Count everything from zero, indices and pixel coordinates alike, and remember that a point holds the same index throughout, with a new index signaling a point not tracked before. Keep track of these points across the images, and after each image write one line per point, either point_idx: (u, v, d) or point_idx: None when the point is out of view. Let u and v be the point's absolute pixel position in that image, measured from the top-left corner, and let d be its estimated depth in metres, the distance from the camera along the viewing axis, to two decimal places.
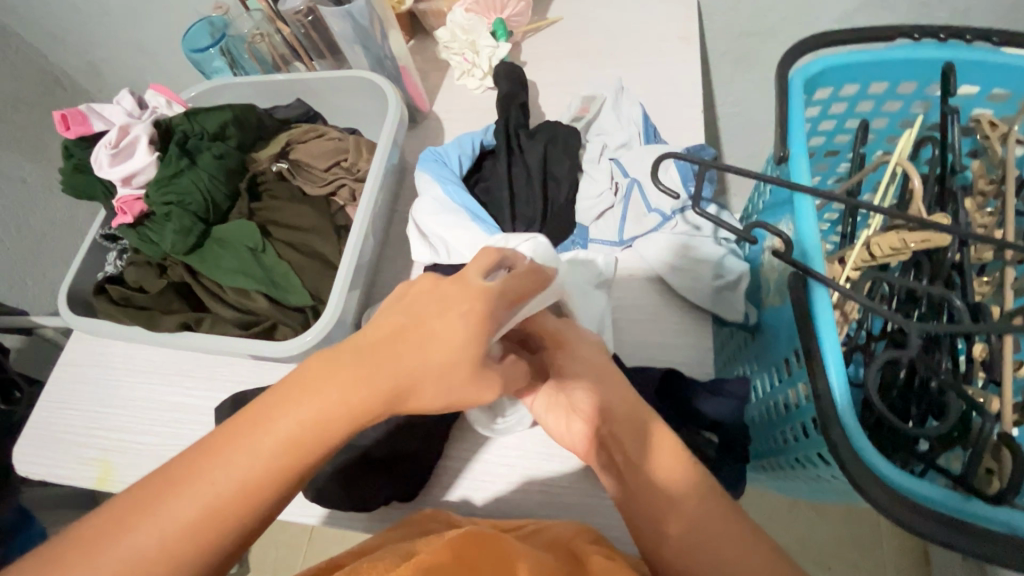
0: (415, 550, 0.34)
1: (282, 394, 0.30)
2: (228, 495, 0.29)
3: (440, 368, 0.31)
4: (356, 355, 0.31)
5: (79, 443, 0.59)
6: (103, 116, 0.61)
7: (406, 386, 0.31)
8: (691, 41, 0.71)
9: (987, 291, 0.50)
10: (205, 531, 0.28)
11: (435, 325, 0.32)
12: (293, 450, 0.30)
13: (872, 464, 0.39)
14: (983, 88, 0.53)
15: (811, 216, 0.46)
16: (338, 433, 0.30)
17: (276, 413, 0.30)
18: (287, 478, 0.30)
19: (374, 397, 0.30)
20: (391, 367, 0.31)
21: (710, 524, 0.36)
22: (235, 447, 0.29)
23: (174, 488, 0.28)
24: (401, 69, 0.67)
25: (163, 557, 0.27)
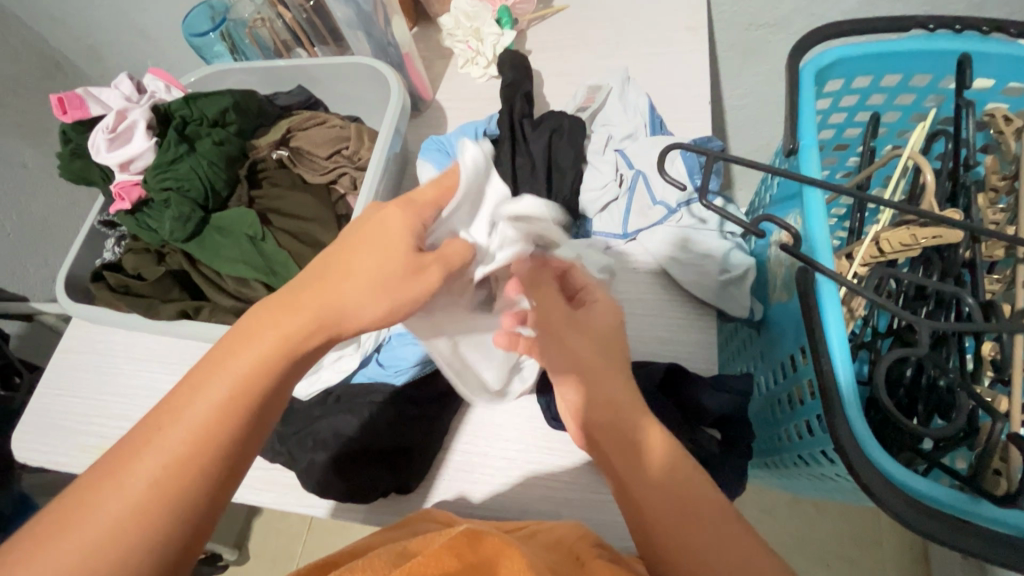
0: (411, 550, 0.34)
1: (232, 342, 0.34)
2: (198, 439, 0.31)
3: (365, 282, 0.34)
4: (292, 292, 0.35)
5: (78, 430, 0.59)
6: (101, 99, 0.61)
7: (337, 302, 0.34)
8: (700, 31, 0.70)
9: (997, 289, 0.49)
10: (179, 475, 0.31)
11: (358, 245, 0.35)
12: (243, 389, 0.33)
13: (876, 461, 0.38)
14: (998, 82, 0.52)
15: (820, 210, 0.45)
16: (287, 360, 0.34)
17: (228, 359, 0.33)
18: (241, 416, 0.32)
19: (310, 319, 0.34)
20: (319, 292, 0.34)
21: (672, 499, 0.37)
22: (197, 395, 0.32)
23: (147, 440, 0.31)
24: (405, 56, 0.66)
25: (143, 505, 0.30)
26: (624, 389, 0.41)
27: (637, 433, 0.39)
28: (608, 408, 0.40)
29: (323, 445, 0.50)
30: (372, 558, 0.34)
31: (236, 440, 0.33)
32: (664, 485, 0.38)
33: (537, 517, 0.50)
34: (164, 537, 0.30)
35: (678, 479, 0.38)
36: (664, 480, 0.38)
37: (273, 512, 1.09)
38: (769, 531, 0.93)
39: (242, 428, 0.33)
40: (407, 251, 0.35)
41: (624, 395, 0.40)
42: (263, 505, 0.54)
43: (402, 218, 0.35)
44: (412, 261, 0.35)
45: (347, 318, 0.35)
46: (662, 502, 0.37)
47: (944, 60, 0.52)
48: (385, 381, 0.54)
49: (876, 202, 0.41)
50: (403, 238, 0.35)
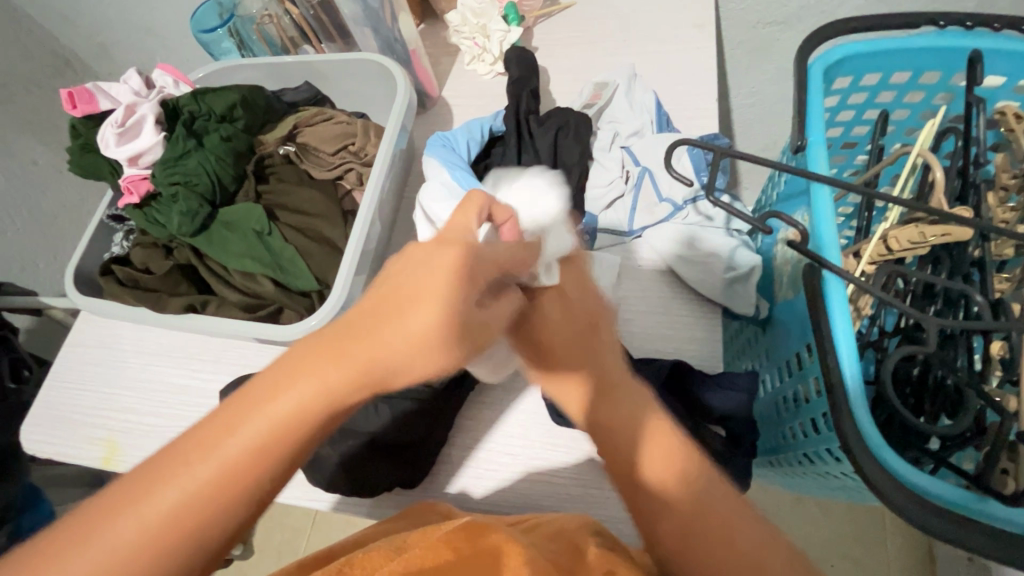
0: (410, 543, 0.34)
1: (272, 380, 0.31)
2: (219, 484, 0.29)
3: (419, 339, 0.32)
4: (341, 334, 0.32)
5: (86, 423, 0.59)
6: (110, 94, 0.61)
7: (384, 359, 0.32)
8: (706, 29, 0.70)
9: (1006, 288, 0.49)
10: (191, 518, 0.28)
11: (420, 287, 0.33)
12: (274, 437, 0.30)
13: (885, 462, 0.38)
14: (1010, 79, 0.51)
15: (828, 208, 0.45)
16: (324, 414, 0.31)
17: (266, 398, 0.30)
18: (266, 468, 0.30)
19: (355, 376, 0.31)
20: (371, 340, 0.32)
21: (703, 533, 0.35)
22: (224, 434, 0.29)
23: (163, 476, 0.28)
24: (411, 53, 0.66)
25: (152, 544, 0.27)
26: (626, 389, 0.40)
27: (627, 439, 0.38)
28: (608, 411, 0.39)
29: (328, 439, 0.50)
30: (372, 550, 0.34)
31: (258, 494, 0.30)
32: (692, 497, 0.36)
33: (540, 512, 0.50)
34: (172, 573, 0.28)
35: (710, 500, 0.36)
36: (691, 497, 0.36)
37: (277, 507, 1.10)
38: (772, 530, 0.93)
39: (266, 479, 0.30)
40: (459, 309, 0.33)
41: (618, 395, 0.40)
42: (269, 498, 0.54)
43: (462, 271, 0.33)
44: (467, 320, 0.33)
45: (393, 375, 0.33)
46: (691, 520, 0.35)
47: (955, 57, 0.51)
48: None
49: (884, 199, 0.41)
50: (461, 287, 0.33)
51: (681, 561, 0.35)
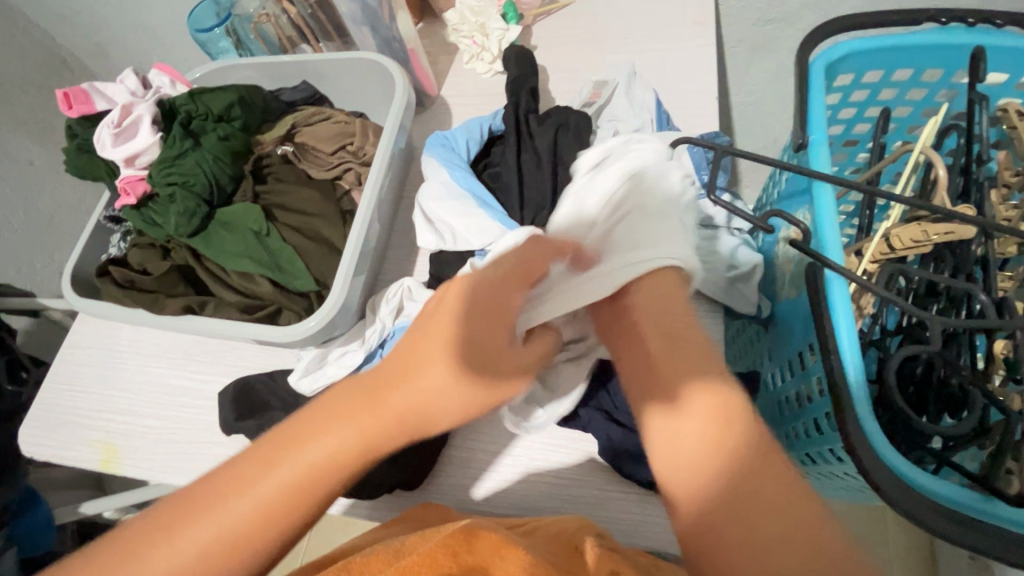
0: (408, 548, 0.33)
1: (309, 423, 0.34)
2: (256, 519, 0.31)
3: (448, 376, 0.35)
4: (372, 380, 0.36)
5: (84, 425, 0.59)
6: (106, 95, 0.61)
7: (415, 404, 0.34)
8: (707, 27, 0.70)
9: (1009, 286, 0.49)
10: (231, 549, 0.31)
11: (442, 325, 0.36)
12: (316, 474, 0.32)
13: (891, 463, 0.38)
14: (1012, 76, 0.51)
15: (830, 206, 0.45)
16: (357, 458, 0.33)
17: (302, 441, 0.33)
18: (310, 500, 0.32)
19: (387, 422, 0.34)
20: (407, 389, 0.35)
21: (727, 537, 0.31)
22: (261, 472, 0.32)
23: (206, 508, 0.31)
24: (409, 51, 0.66)
25: (197, 566, 0.30)
26: (678, 356, 0.37)
27: (648, 408, 0.36)
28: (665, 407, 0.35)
29: None
30: (371, 555, 0.34)
31: (306, 519, 0.33)
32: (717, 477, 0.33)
33: (540, 513, 0.50)
34: None
35: (735, 491, 0.32)
36: (717, 480, 0.32)
37: None
38: None
39: (301, 514, 0.32)
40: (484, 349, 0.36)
41: (662, 363, 0.37)
42: None
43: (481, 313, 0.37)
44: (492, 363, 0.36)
45: (431, 420, 0.35)
46: (715, 507, 0.32)
47: (956, 54, 0.51)
48: None
49: (886, 197, 0.41)
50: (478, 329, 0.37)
51: (697, 548, 0.32)
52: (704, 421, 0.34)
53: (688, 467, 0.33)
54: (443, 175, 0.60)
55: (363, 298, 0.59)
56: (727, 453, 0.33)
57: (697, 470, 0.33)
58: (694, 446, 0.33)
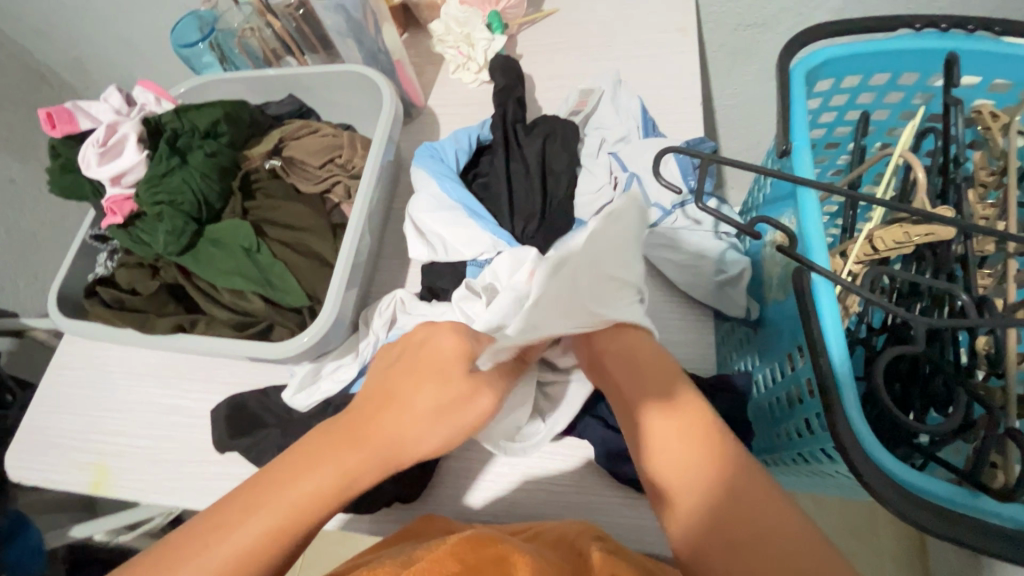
0: (415, 558, 0.34)
1: (290, 466, 0.35)
2: (236, 564, 0.32)
3: (424, 413, 0.38)
4: (349, 420, 0.38)
5: (74, 447, 0.58)
6: (90, 113, 0.60)
7: (395, 440, 0.37)
8: (689, 33, 0.71)
9: (988, 284, 0.50)
10: None
11: (418, 367, 0.39)
12: (287, 522, 0.34)
13: (880, 462, 0.38)
14: (984, 78, 0.53)
15: (814, 210, 0.46)
16: (339, 498, 0.35)
17: (282, 485, 0.34)
18: (283, 546, 0.33)
19: (367, 460, 0.36)
20: (385, 424, 0.37)
21: (723, 536, 0.33)
22: (240, 519, 0.33)
23: (185, 557, 0.32)
24: (395, 63, 0.67)
25: None
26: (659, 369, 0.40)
27: (640, 421, 0.38)
28: (654, 415, 0.38)
29: None
30: (379, 567, 0.34)
31: (273, 567, 0.34)
32: (694, 485, 0.35)
33: (540, 520, 0.50)
34: None
35: (723, 496, 0.34)
36: (697, 490, 0.35)
37: None
38: None
39: (282, 554, 0.34)
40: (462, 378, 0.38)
41: (637, 386, 0.40)
42: None
43: (461, 344, 0.39)
44: (470, 389, 0.38)
45: (409, 451, 0.37)
46: (700, 514, 0.34)
47: (931, 58, 0.52)
48: None
49: (865, 200, 0.42)
50: (457, 360, 0.39)
51: (701, 556, 0.33)
52: (674, 433, 0.36)
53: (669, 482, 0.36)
54: (431, 185, 0.60)
55: (354, 312, 0.59)
56: (705, 460, 0.35)
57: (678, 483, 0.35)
58: (673, 462, 0.36)
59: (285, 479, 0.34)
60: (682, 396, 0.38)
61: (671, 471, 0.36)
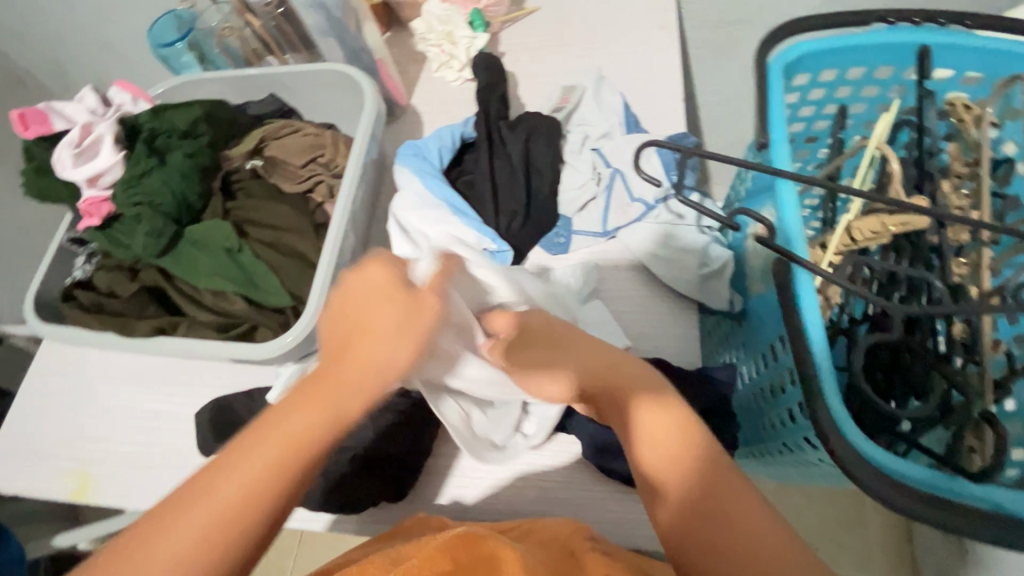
0: (405, 554, 0.34)
1: (282, 409, 0.33)
2: (243, 502, 0.30)
3: (387, 339, 0.35)
4: (329, 360, 0.36)
5: (55, 455, 0.57)
6: (64, 114, 0.59)
7: (370, 369, 0.35)
8: (670, 30, 0.71)
9: (964, 272, 0.51)
10: (217, 541, 0.29)
11: (364, 297, 0.36)
12: (280, 460, 0.31)
13: (857, 444, 0.39)
14: (956, 71, 0.54)
15: (793, 203, 0.46)
16: (333, 432, 0.33)
17: (277, 424, 0.32)
18: (287, 482, 0.31)
19: (351, 393, 0.34)
20: (357, 358, 0.35)
21: (714, 525, 0.33)
22: (236, 464, 0.31)
23: (185, 508, 0.30)
24: (378, 62, 0.67)
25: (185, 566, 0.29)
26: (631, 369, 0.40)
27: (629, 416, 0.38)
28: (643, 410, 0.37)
29: None
30: (369, 563, 0.34)
31: (285, 500, 0.32)
32: (682, 496, 0.34)
33: (529, 517, 0.50)
34: None
35: (714, 483, 0.34)
36: (687, 488, 0.34)
37: None
38: None
39: (290, 490, 0.32)
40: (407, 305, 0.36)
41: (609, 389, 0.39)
42: None
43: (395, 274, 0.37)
44: (417, 313, 0.37)
45: (385, 378, 0.35)
46: (690, 501, 0.34)
47: (906, 51, 0.53)
48: None
49: (845, 191, 0.42)
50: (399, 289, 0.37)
51: (689, 548, 0.33)
52: (654, 444, 0.36)
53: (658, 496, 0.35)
54: (415, 183, 0.60)
55: None
56: (693, 450, 0.36)
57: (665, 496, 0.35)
58: (661, 473, 0.35)
59: (276, 421, 0.32)
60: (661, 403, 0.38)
61: (659, 483, 0.35)
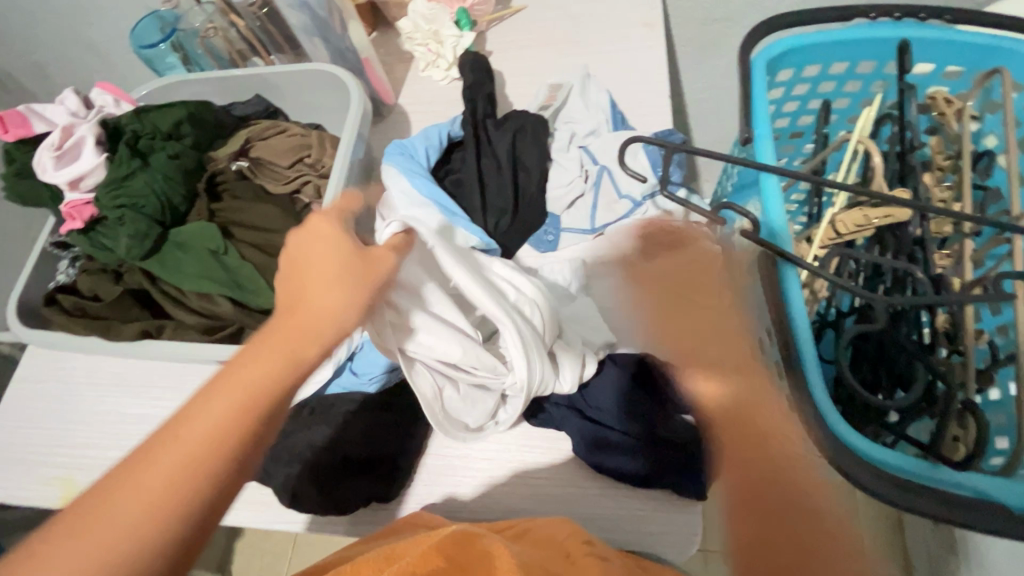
0: (399, 551, 0.33)
1: (239, 359, 0.34)
2: (208, 442, 0.31)
3: (337, 283, 0.37)
4: (280, 313, 0.37)
5: (37, 462, 0.56)
6: (44, 116, 0.58)
7: (322, 314, 0.36)
8: (655, 27, 0.71)
9: (948, 264, 0.51)
10: (186, 483, 0.30)
11: (314, 250, 0.38)
12: (240, 405, 0.32)
13: (841, 435, 0.39)
14: (936, 65, 0.55)
15: (777, 196, 0.47)
16: (290, 374, 0.34)
17: (235, 371, 0.33)
18: (249, 422, 0.32)
19: (305, 337, 0.35)
20: (310, 305, 0.36)
21: None
22: (198, 410, 0.32)
23: (151, 456, 0.30)
24: (363, 61, 0.66)
25: (152, 511, 0.29)
26: None
27: None
28: None
29: (296, 457, 0.50)
30: (362, 561, 0.33)
31: (252, 441, 0.33)
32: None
33: (521, 515, 0.50)
34: (169, 540, 0.30)
35: None
36: None
37: (256, 533, 1.06)
38: None
39: (254, 431, 0.33)
40: (353, 251, 0.38)
41: None
42: (244, 525, 0.53)
43: (341, 227, 0.39)
44: (365, 259, 0.38)
45: (337, 323, 0.36)
46: None
47: (887, 46, 0.54)
48: (360, 390, 0.53)
49: (830, 186, 0.42)
50: (347, 239, 0.39)
51: None
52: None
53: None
54: (401, 182, 0.60)
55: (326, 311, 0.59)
56: None
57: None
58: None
59: (235, 368, 0.33)
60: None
61: None
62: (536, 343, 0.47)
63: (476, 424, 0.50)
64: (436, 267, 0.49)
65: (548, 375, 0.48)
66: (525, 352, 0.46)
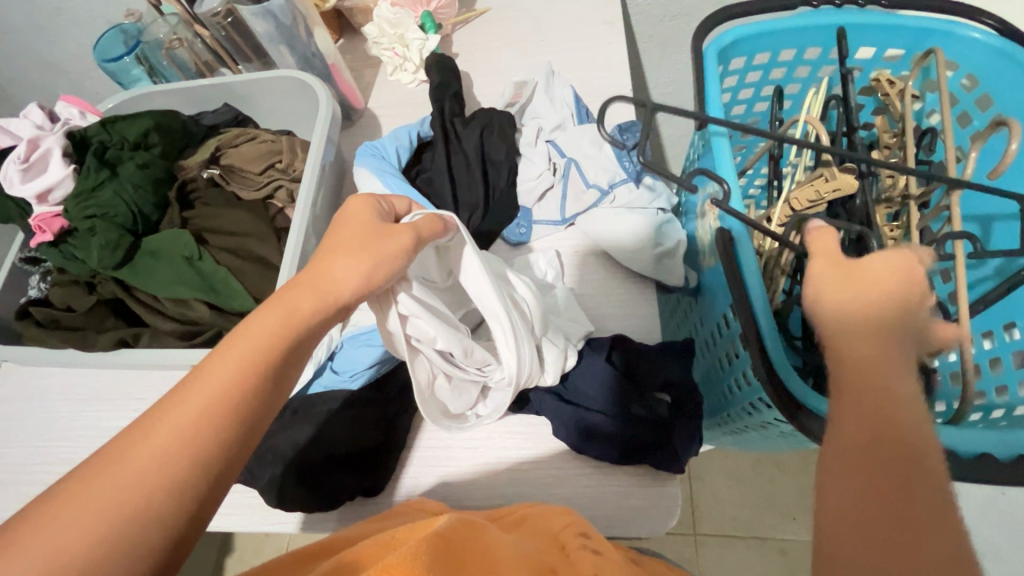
0: (398, 539, 0.34)
1: (249, 322, 0.37)
2: (221, 393, 0.33)
3: (347, 255, 0.39)
4: (292, 283, 0.39)
5: (9, 482, 0.54)
6: (10, 131, 0.58)
7: (330, 282, 0.39)
8: (615, 24, 0.74)
9: (897, 235, 0.55)
10: (200, 431, 0.32)
11: (337, 231, 0.41)
12: (248, 362, 0.35)
13: (795, 393, 0.42)
14: (877, 49, 0.58)
15: (733, 178, 0.49)
16: (295, 335, 0.37)
17: (246, 332, 0.36)
18: (257, 377, 0.35)
19: (311, 303, 0.38)
20: (319, 274, 0.39)
21: (888, 481, 0.28)
22: (213, 367, 0.34)
23: (169, 407, 0.32)
24: (331, 67, 0.67)
25: (167, 456, 0.31)
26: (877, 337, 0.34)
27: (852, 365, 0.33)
28: (865, 371, 0.32)
29: (279, 456, 0.50)
30: (361, 551, 0.33)
31: (261, 397, 0.35)
32: (875, 418, 0.30)
33: (507, 500, 0.51)
34: (182, 487, 0.31)
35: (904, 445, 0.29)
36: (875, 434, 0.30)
37: (245, 544, 1.05)
38: (734, 492, 0.99)
39: (263, 388, 0.35)
40: (372, 226, 0.41)
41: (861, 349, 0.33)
42: (231, 529, 0.53)
43: (364, 207, 0.42)
44: (380, 235, 0.41)
45: (339, 291, 0.39)
46: (877, 445, 0.29)
47: (832, 32, 0.56)
48: (341, 387, 0.54)
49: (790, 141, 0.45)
50: (370, 219, 0.42)
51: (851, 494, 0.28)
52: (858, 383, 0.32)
53: (835, 405, 0.32)
54: (370, 183, 0.61)
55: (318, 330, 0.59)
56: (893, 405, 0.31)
57: (844, 404, 0.32)
58: (852, 387, 0.32)
59: (245, 329, 0.36)
60: (889, 352, 0.33)
61: (850, 430, 0.30)
62: (527, 336, 0.47)
63: (467, 415, 0.51)
64: (436, 269, 0.49)
65: (534, 366, 0.48)
66: (515, 344, 0.46)
